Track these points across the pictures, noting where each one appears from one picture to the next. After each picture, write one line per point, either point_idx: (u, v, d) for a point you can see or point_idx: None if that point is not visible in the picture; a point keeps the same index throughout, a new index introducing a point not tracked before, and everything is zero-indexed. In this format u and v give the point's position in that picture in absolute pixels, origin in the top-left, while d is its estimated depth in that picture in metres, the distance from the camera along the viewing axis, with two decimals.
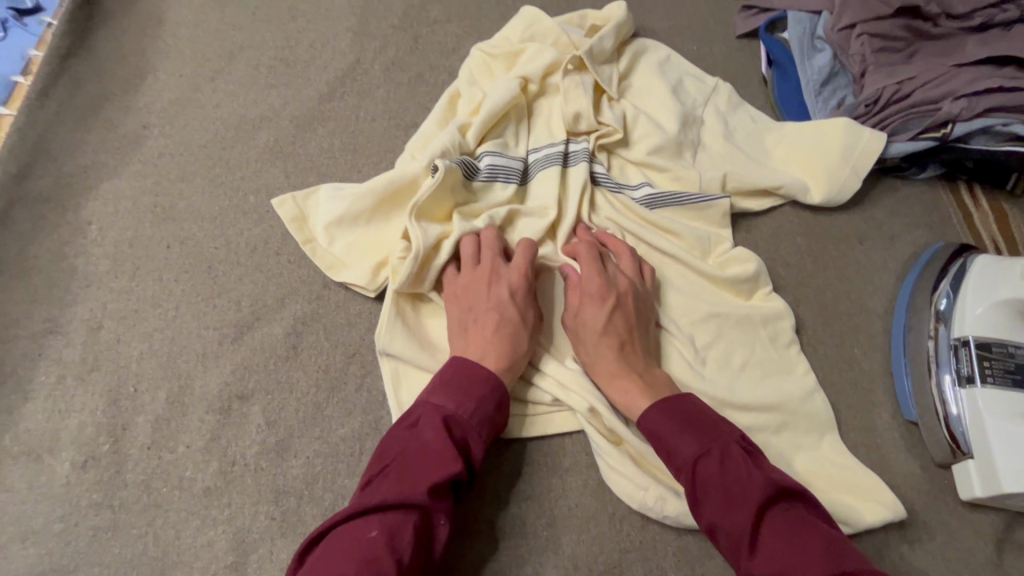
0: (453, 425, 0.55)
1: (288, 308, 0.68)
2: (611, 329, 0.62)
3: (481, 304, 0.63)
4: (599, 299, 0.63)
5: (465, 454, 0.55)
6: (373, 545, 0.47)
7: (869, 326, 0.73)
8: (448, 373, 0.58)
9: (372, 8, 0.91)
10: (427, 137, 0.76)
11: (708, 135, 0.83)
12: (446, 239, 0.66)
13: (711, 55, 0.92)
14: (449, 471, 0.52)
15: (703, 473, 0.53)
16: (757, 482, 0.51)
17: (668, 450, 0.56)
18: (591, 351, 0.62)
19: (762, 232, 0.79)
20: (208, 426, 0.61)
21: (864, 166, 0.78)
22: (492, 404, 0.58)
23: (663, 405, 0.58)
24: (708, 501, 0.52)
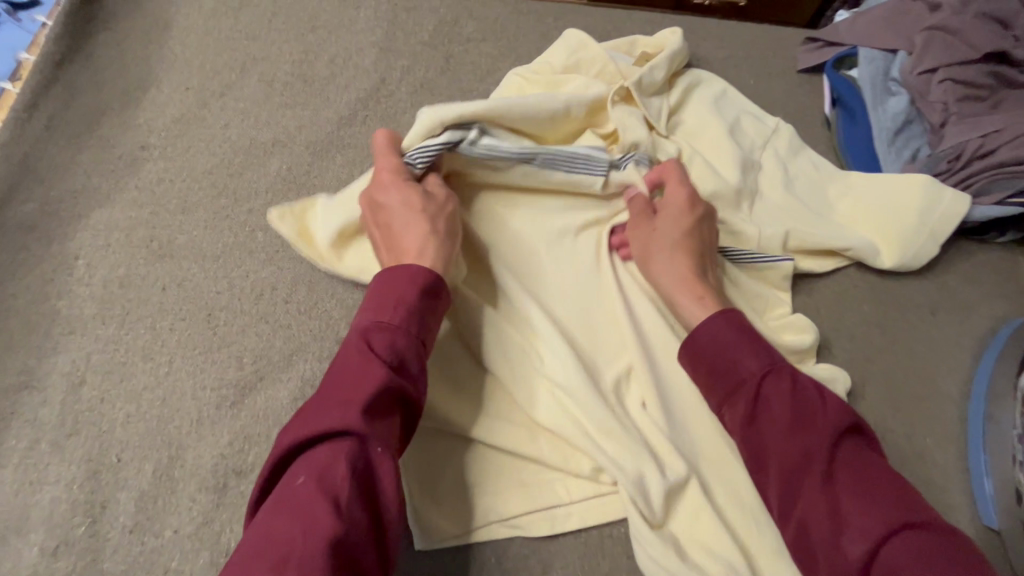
0: (376, 338, 0.49)
1: (297, 367, 0.60)
2: (688, 239, 0.63)
3: (407, 233, 0.57)
4: (685, 210, 0.64)
5: (397, 362, 0.49)
6: (299, 491, 0.40)
7: (943, 414, 0.66)
8: (368, 294, 0.53)
9: (401, 21, 0.83)
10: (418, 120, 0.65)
11: (766, 183, 0.75)
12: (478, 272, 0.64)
13: (770, 92, 0.84)
14: (372, 381, 0.46)
15: (768, 388, 0.52)
16: (829, 410, 0.49)
17: (731, 363, 0.54)
18: (669, 252, 0.62)
19: (823, 297, 0.71)
20: (200, 507, 0.54)
21: (943, 231, 0.70)
22: (416, 295, 0.53)
23: (730, 315, 0.56)
24: (774, 421, 0.50)
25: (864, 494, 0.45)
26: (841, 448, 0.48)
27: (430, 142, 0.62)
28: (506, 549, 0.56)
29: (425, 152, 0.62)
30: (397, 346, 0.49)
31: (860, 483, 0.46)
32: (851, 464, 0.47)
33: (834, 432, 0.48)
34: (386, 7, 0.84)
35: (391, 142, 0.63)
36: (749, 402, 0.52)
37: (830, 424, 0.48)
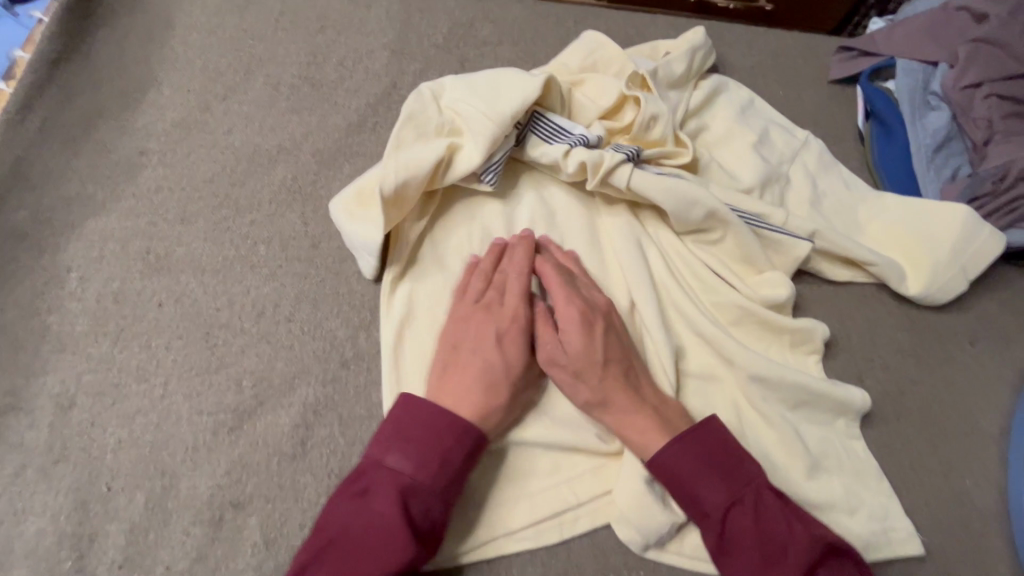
0: (411, 497, 0.48)
1: (299, 392, 0.57)
2: (600, 356, 0.55)
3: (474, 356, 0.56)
4: (583, 325, 0.56)
5: (423, 512, 0.48)
6: None
7: (981, 452, 0.62)
8: (409, 425, 0.51)
9: (414, 23, 0.79)
10: (464, 120, 0.64)
11: (793, 199, 0.71)
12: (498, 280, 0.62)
13: (800, 102, 0.80)
14: (397, 558, 0.46)
15: (733, 522, 0.50)
16: (802, 540, 0.49)
17: (691, 495, 0.52)
18: (580, 388, 0.55)
19: (856, 323, 0.67)
20: (194, 541, 0.51)
21: (976, 266, 0.66)
22: (459, 456, 0.51)
23: (684, 440, 0.52)
24: (742, 555, 0.50)
25: None
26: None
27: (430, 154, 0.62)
28: None
29: (499, 164, 0.64)
30: (432, 510, 0.49)
31: None
32: None
33: (807, 564, 0.48)
34: (399, 7, 0.80)
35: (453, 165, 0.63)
36: (715, 535, 0.51)
37: (804, 557, 0.48)
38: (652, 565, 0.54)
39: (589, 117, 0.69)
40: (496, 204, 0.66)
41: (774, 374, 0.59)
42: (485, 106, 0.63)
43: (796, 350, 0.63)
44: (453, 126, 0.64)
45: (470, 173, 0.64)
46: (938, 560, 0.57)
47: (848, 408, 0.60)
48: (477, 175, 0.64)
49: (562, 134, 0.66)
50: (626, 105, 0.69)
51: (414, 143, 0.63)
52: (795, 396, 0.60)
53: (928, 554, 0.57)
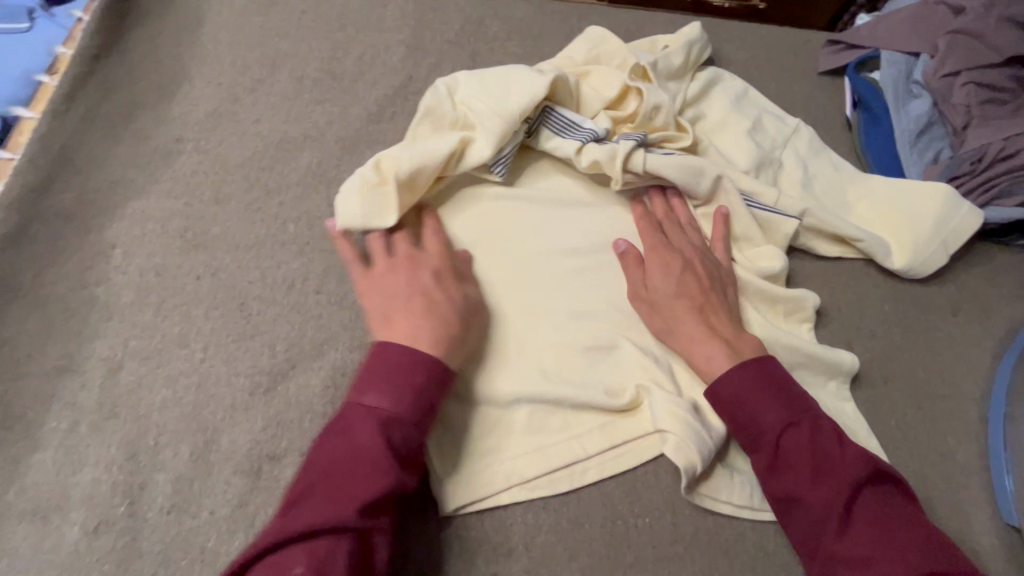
0: (392, 426, 0.50)
1: (328, 356, 0.62)
2: (684, 293, 0.63)
3: (425, 298, 0.59)
4: (663, 263, 0.65)
5: (405, 444, 0.51)
6: None
7: (962, 412, 0.66)
8: (379, 367, 0.53)
9: (427, 20, 0.85)
10: (475, 116, 0.68)
11: (785, 180, 0.76)
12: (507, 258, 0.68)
13: (791, 93, 0.85)
14: (385, 480, 0.47)
15: (789, 440, 0.54)
16: (850, 460, 0.52)
17: (752, 415, 0.56)
18: (675, 318, 0.62)
19: (846, 295, 0.71)
20: (235, 490, 0.55)
21: (956, 240, 0.70)
22: (432, 390, 0.54)
23: (753, 364, 0.58)
24: (794, 472, 0.53)
25: (880, 544, 0.48)
26: (857, 498, 0.51)
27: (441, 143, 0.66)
28: (533, 535, 0.57)
29: (508, 158, 0.69)
30: (410, 437, 0.51)
31: (883, 531, 0.49)
32: (874, 516, 0.50)
33: (852, 484, 0.51)
34: (413, 6, 0.86)
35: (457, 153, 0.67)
36: (771, 451, 0.55)
37: (852, 475, 0.51)
38: (658, 513, 0.59)
39: (595, 108, 0.72)
40: (507, 188, 0.72)
41: (768, 338, 0.64)
42: (494, 104, 0.68)
43: (788, 318, 0.68)
44: (465, 120, 0.69)
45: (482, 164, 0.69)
46: (923, 510, 0.61)
47: (837, 371, 0.65)
48: (487, 166, 0.69)
49: (573, 128, 0.70)
50: (630, 96, 0.73)
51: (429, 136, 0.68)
52: (788, 359, 0.64)
53: None
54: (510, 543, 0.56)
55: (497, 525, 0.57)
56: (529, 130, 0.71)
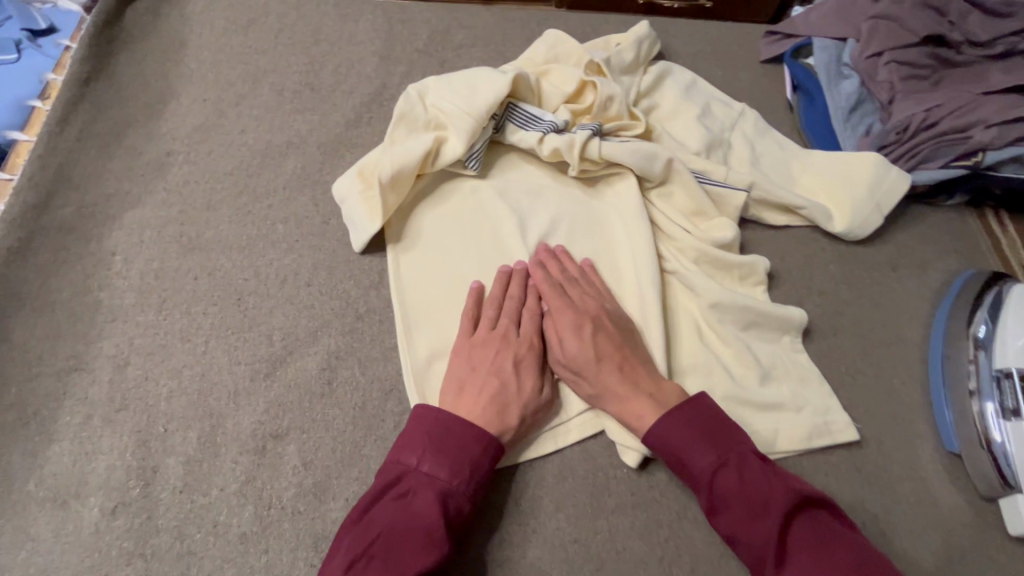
0: (448, 498, 0.54)
1: (322, 342, 0.66)
2: (601, 353, 0.63)
3: (484, 371, 0.62)
4: (574, 326, 0.64)
5: (456, 515, 0.55)
6: None
7: (906, 356, 0.73)
8: (439, 436, 0.57)
9: (397, 32, 0.91)
10: (446, 116, 0.74)
11: (735, 160, 0.83)
12: (486, 246, 0.74)
13: (737, 82, 0.92)
14: (437, 553, 0.52)
15: (720, 481, 0.56)
16: (779, 492, 0.54)
17: (682, 461, 0.58)
18: (597, 380, 0.62)
19: (795, 259, 0.78)
20: (242, 467, 0.59)
21: (889, 202, 0.77)
22: (487, 464, 0.57)
23: (679, 411, 0.59)
24: (730, 511, 0.55)
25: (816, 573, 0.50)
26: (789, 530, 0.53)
27: (417, 144, 0.72)
28: (522, 491, 0.62)
29: (480, 152, 0.75)
30: (462, 510, 0.55)
31: (817, 559, 0.50)
32: (810, 543, 0.52)
33: (783, 517, 0.52)
34: (383, 20, 0.92)
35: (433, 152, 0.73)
36: (706, 493, 0.56)
37: (778, 510, 0.53)
38: (635, 463, 0.64)
39: (555, 103, 0.79)
40: (479, 181, 0.78)
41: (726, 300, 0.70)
42: (462, 104, 0.73)
43: (743, 282, 0.75)
44: (437, 121, 0.74)
45: (456, 159, 0.75)
46: (874, 444, 0.68)
47: (789, 326, 0.71)
48: (461, 160, 0.75)
49: (535, 121, 0.76)
50: (587, 91, 0.80)
51: (406, 138, 0.74)
52: (744, 317, 0.71)
53: (864, 439, 0.68)
54: (502, 500, 0.61)
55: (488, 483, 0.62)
56: (496, 125, 0.77)
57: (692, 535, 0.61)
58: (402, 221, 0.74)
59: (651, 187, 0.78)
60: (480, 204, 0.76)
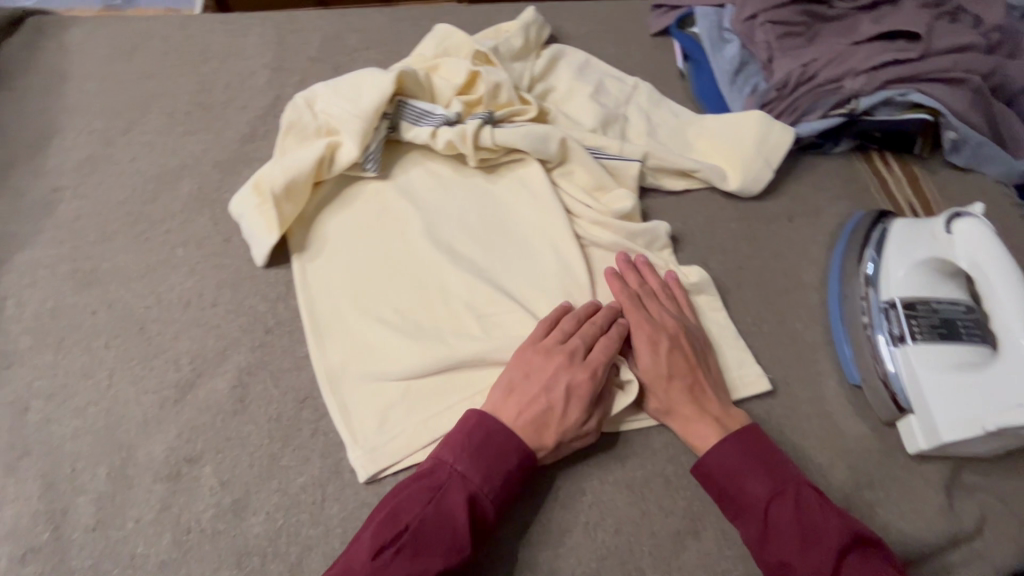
0: (476, 501, 0.56)
1: (231, 360, 0.66)
2: (675, 374, 0.64)
3: (535, 380, 0.62)
4: (651, 345, 0.65)
5: (480, 518, 0.56)
6: None
7: (807, 300, 0.76)
8: (479, 441, 0.58)
9: (287, 42, 0.90)
10: (337, 120, 0.74)
11: (632, 132, 0.86)
12: (393, 246, 0.74)
13: (630, 56, 0.95)
14: (461, 553, 0.54)
15: (775, 512, 0.58)
16: (835, 527, 0.56)
17: (739, 489, 0.59)
18: (666, 397, 0.64)
19: (696, 221, 0.81)
20: (157, 496, 0.58)
21: (777, 156, 0.81)
22: (518, 476, 0.59)
23: (737, 435, 0.61)
24: (783, 540, 0.56)
25: None
26: (845, 564, 0.55)
27: (309, 151, 0.72)
28: None
29: (378, 153, 0.76)
30: (488, 513, 0.57)
31: None
32: None
33: (839, 551, 0.55)
34: (272, 31, 0.91)
35: (326, 157, 0.73)
36: (759, 522, 0.58)
37: (834, 542, 0.55)
38: None
39: (446, 97, 0.80)
40: (381, 180, 0.78)
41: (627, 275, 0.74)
42: (350, 107, 0.74)
43: (649, 250, 0.77)
44: (328, 127, 0.75)
45: (353, 162, 0.75)
46: (782, 387, 0.71)
47: (694, 287, 0.74)
48: (359, 162, 0.75)
49: (427, 116, 0.77)
50: (477, 80, 0.81)
51: (297, 147, 0.74)
52: None
53: (773, 383, 0.71)
54: None
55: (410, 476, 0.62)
56: (390, 124, 0.78)
57: (615, 498, 0.63)
58: (304, 230, 0.74)
59: (552, 168, 0.80)
60: (383, 205, 0.77)
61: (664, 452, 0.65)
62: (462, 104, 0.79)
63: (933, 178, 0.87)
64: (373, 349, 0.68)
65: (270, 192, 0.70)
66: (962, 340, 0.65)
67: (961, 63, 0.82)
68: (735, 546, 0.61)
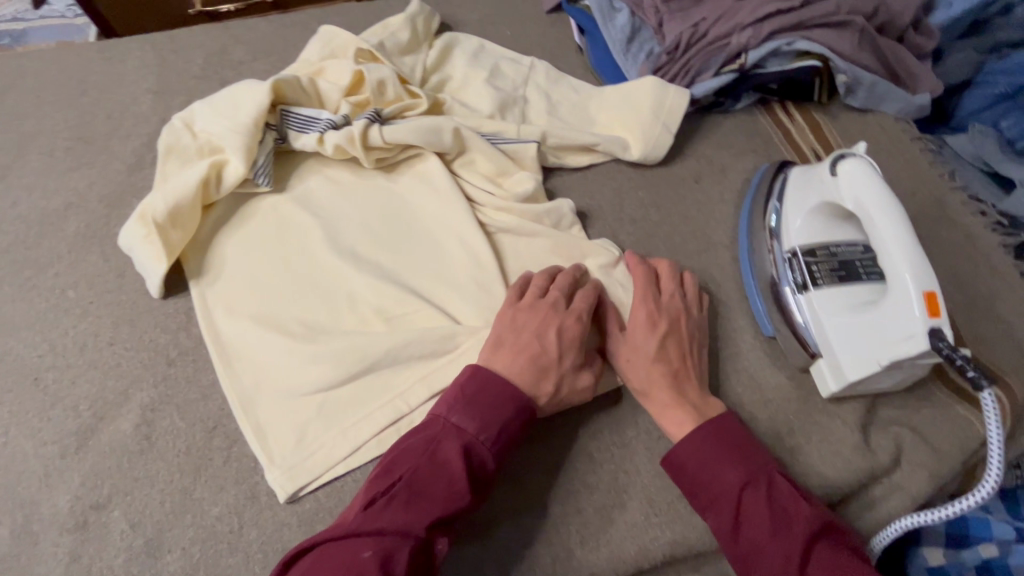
0: (472, 450, 0.56)
1: (134, 398, 0.64)
2: (662, 356, 0.64)
3: (528, 329, 0.63)
4: (649, 324, 0.65)
5: (479, 470, 0.56)
6: (365, 566, 0.47)
7: (718, 259, 0.77)
8: (474, 391, 0.58)
9: (170, 63, 0.87)
10: (217, 138, 0.72)
11: (533, 112, 0.84)
12: (298, 255, 0.72)
13: (526, 37, 0.94)
14: (457, 501, 0.53)
15: (748, 499, 0.57)
16: (806, 512, 0.55)
17: (711, 476, 0.58)
18: (645, 376, 0.63)
19: (603, 195, 0.81)
20: (65, 548, 0.57)
21: (674, 120, 0.81)
22: (516, 427, 0.58)
23: (711, 421, 0.61)
24: (755, 526, 0.55)
25: None
26: (814, 550, 0.54)
27: (191, 173, 0.70)
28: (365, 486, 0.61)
29: (268, 166, 0.73)
30: (486, 462, 0.56)
31: None
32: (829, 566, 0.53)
33: (809, 535, 0.54)
34: (153, 53, 0.88)
35: (211, 175, 0.71)
36: (731, 510, 0.57)
37: (807, 527, 0.54)
38: None
39: (331, 100, 0.77)
40: (278, 194, 0.76)
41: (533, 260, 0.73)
42: (229, 122, 0.72)
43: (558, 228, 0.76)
44: (211, 145, 0.73)
45: (243, 178, 0.73)
46: None
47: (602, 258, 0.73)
48: (250, 177, 0.73)
49: (312, 122, 0.75)
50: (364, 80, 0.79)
51: (180, 171, 0.72)
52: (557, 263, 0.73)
53: None
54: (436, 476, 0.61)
55: (328, 489, 0.61)
56: (278, 135, 0.76)
57: (542, 481, 0.62)
58: (199, 253, 0.72)
59: (452, 159, 0.79)
60: (281, 217, 0.74)
61: (587, 430, 0.65)
62: (351, 105, 0.77)
63: (834, 122, 0.87)
64: (281, 368, 0.65)
65: (153, 220, 0.68)
66: (861, 280, 0.66)
67: (844, 6, 0.82)
68: (662, 512, 0.61)
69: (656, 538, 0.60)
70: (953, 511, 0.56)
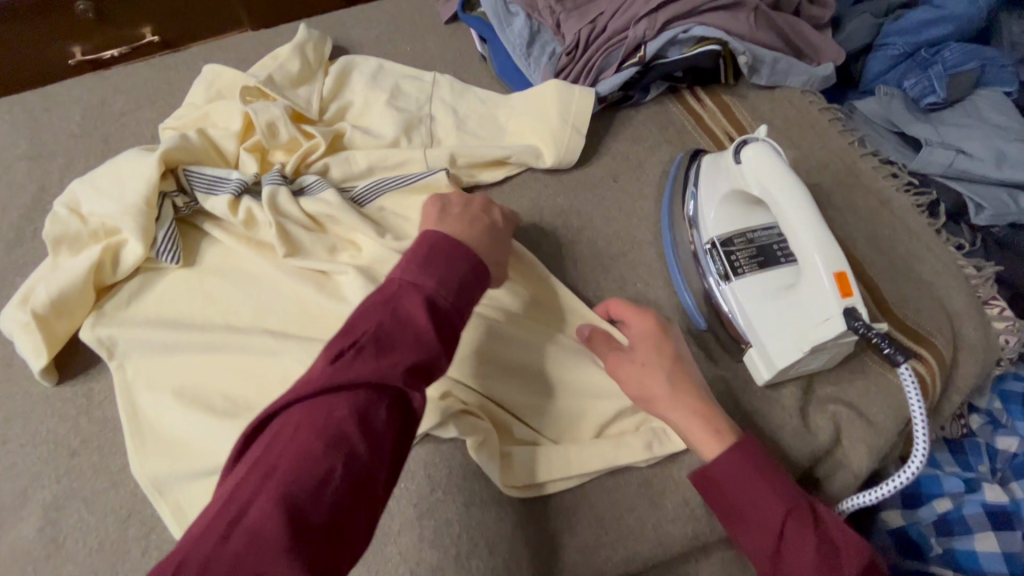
0: (435, 302, 0.47)
1: (35, 499, 0.59)
2: (656, 359, 0.61)
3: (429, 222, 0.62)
4: (644, 335, 0.63)
5: (448, 324, 0.48)
6: (342, 424, 0.40)
7: (644, 257, 0.75)
8: (424, 250, 0.50)
9: (43, 123, 0.81)
10: (108, 220, 0.66)
11: (440, 129, 0.81)
12: (203, 317, 0.67)
13: (427, 52, 0.91)
14: (430, 349, 0.45)
15: (790, 531, 0.53)
16: (855, 548, 0.53)
17: (752, 507, 0.55)
18: (646, 378, 0.60)
19: (522, 206, 0.78)
20: None
21: (583, 122, 0.79)
22: (473, 277, 0.51)
23: (745, 449, 0.56)
24: (801, 561, 0.53)
25: None
26: None
27: (80, 263, 0.64)
28: None
29: (172, 240, 0.68)
30: (453, 314, 0.48)
31: None
32: None
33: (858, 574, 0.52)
34: (24, 114, 0.81)
35: (103, 261, 0.65)
36: (774, 542, 0.54)
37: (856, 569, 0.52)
38: None
39: (224, 147, 0.73)
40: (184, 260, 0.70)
41: None
42: (117, 201, 0.66)
43: None
44: (103, 229, 0.67)
45: (146, 257, 0.67)
46: None
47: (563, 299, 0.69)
48: (152, 255, 0.68)
49: (220, 182, 0.70)
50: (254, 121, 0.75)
51: (71, 258, 0.66)
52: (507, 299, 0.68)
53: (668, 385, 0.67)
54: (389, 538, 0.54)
55: None
56: (186, 200, 0.70)
57: None
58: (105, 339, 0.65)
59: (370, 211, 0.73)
60: (191, 286, 0.69)
61: None
62: (245, 150, 0.74)
63: (744, 102, 0.86)
64: (194, 444, 0.60)
65: (43, 314, 0.63)
66: (779, 264, 0.66)
67: None
68: (611, 530, 0.60)
69: (608, 559, 0.59)
70: (891, 488, 0.56)
